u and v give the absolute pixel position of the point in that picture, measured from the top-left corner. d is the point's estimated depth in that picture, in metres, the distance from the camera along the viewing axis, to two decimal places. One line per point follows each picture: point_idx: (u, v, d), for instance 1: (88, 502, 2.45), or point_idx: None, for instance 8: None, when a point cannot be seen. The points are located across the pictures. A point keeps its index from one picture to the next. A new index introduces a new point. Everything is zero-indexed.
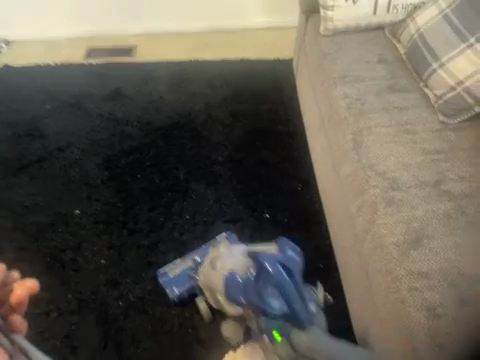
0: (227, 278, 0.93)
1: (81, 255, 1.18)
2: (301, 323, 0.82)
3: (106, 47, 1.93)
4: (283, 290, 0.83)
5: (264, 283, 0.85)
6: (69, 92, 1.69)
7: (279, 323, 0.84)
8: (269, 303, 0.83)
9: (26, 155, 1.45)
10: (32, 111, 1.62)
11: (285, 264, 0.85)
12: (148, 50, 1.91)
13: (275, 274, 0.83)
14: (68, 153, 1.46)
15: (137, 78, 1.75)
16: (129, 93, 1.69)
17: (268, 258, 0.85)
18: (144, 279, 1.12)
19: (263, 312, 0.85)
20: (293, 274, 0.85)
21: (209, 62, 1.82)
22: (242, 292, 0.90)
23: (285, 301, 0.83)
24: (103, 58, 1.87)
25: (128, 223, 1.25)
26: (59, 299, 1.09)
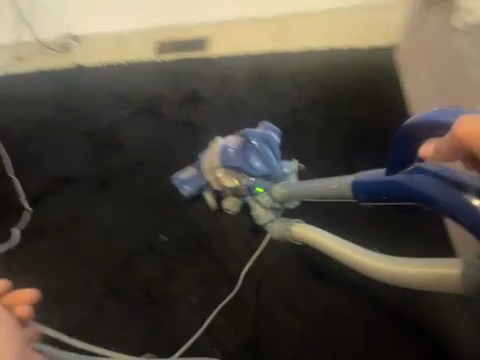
0: (224, 154, 1.21)
1: (172, 289, 1.17)
2: (274, 179, 1.23)
3: (179, 40, 1.78)
4: (263, 155, 1.20)
5: (251, 151, 1.20)
6: (143, 94, 1.58)
7: (259, 179, 1.21)
8: (253, 166, 1.20)
9: (107, 169, 1.38)
10: (107, 117, 1.54)
11: (267, 142, 1.21)
12: (225, 42, 1.73)
13: (258, 145, 1.20)
14: (149, 166, 1.37)
15: (214, 75, 1.59)
16: (206, 95, 1.54)
17: (256, 134, 1.21)
18: (238, 321, 1.13)
19: (249, 172, 1.21)
20: (272, 142, 1.21)
21: (294, 54, 1.58)
22: (234, 160, 1.20)
23: (263, 163, 1.20)
24: (174, 53, 1.73)
25: (214, 237, 1.23)
26: (156, 338, 1.12)
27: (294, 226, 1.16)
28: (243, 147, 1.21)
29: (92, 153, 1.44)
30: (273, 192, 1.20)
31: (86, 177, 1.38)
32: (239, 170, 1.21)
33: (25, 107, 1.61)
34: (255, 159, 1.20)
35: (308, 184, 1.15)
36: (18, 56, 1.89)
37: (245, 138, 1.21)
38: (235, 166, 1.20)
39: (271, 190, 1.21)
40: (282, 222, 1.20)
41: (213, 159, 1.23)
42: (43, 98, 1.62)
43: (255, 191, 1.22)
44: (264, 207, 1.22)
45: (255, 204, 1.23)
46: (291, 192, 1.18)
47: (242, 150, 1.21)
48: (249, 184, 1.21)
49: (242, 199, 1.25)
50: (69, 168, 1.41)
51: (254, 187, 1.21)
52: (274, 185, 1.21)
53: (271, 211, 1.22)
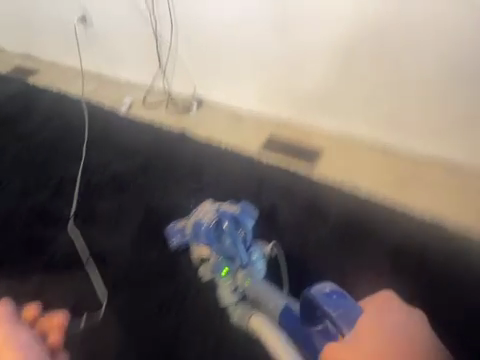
0: (198, 229, 1.16)
1: None
2: (242, 264, 1.14)
3: (289, 145, 1.64)
4: (233, 239, 1.14)
5: (222, 232, 1.16)
6: (219, 183, 1.46)
7: (228, 261, 1.14)
8: (221, 245, 1.14)
9: (140, 268, 1.23)
10: (177, 200, 1.41)
11: (238, 221, 1.16)
12: (335, 167, 1.55)
13: (229, 225, 1.15)
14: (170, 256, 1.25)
15: (301, 195, 1.40)
16: (283, 226, 1.31)
17: (228, 214, 1.16)
18: None
19: (217, 252, 1.14)
20: (243, 227, 1.17)
21: (399, 220, 1.32)
22: (205, 235, 1.15)
23: (232, 244, 1.14)
24: (278, 159, 1.59)
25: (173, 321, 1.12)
26: None
27: (251, 317, 1.04)
28: (215, 225, 1.15)
29: (133, 217, 1.37)
30: (237, 276, 1.11)
31: (108, 245, 1.29)
32: (209, 247, 1.15)
33: (118, 157, 1.63)
34: (225, 240, 1.14)
35: (267, 294, 1.09)
36: (144, 101, 1.96)
37: (218, 217, 1.16)
38: (206, 242, 1.15)
39: (236, 275, 1.12)
40: (240, 307, 1.08)
41: (190, 233, 1.19)
42: (137, 155, 1.62)
43: (221, 273, 1.14)
44: (227, 289, 1.12)
45: (222, 284, 1.12)
46: (252, 288, 1.10)
47: (216, 226, 1.15)
48: (216, 262, 1.14)
49: (212, 271, 1.16)
50: (112, 244, 1.29)
51: (220, 270, 1.13)
52: (241, 275, 1.12)
53: (235, 295, 1.11)
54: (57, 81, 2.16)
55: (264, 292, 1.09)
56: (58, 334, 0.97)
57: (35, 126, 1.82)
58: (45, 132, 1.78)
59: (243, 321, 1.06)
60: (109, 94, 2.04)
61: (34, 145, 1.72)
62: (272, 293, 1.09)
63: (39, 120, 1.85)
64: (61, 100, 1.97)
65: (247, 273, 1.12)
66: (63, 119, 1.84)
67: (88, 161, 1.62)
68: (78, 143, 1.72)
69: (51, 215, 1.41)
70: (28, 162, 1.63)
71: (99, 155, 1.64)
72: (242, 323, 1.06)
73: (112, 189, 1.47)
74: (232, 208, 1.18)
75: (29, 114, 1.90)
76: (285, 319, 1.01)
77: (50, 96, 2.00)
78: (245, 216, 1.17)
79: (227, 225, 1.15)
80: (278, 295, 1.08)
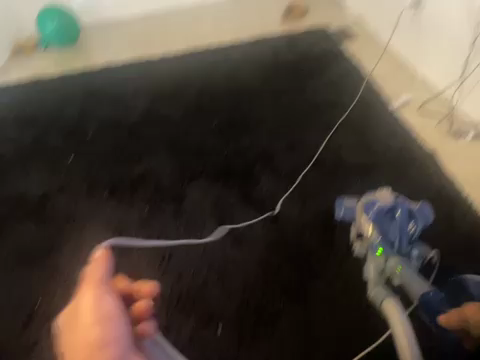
0: (373, 206, 1.16)
1: None
2: (400, 252, 1.09)
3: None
4: (402, 229, 1.10)
5: (394, 218, 1.12)
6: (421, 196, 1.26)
7: (386, 243, 1.09)
8: (385, 228, 1.11)
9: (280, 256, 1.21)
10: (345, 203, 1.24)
11: (414, 215, 1.13)
12: None
13: (403, 214, 1.12)
14: (336, 225, 1.25)
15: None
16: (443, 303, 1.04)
17: (405, 206, 1.13)
18: None
19: (380, 233, 1.11)
20: (416, 224, 1.11)
21: None
22: (374, 211, 1.14)
23: (398, 232, 1.10)
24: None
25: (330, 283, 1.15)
26: None
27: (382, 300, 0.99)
28: (390, 211, 1.13)
29: (324, 184, 1.35)
30: (389, 262, 1.06)
31: (270, 191, 1.34)
32: (373, 224, 1.13)
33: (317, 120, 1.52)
34: (392, 228, 1.11)
35: (413, 281, 1.04)
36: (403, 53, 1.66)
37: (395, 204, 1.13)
38: (373, 219, 1.13)
39: (389, 260, 1.07)
40: (379, 287, 1.06)
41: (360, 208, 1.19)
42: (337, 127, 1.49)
43: (376, 251, 1.10)
44: (374, 265, 1.10)
45: (372, 259, 1.10)
46: (403, 277, 1.04)
47: (390, 209, 1.13)
48: (376, 241, 1.10)
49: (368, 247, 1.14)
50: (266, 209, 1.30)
51: (376, 249, 1.10)
52: (396, 261, 1.06)
53: (376, 271, 1.09)
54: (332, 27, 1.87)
55: (415, 276, 1.04)
56: (148, 304, 0.73)
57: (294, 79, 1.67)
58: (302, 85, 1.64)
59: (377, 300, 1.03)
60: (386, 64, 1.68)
61: (302, 109, 1.56)
62: (420, 282, 1.03)
63: (299, 71, 1.69)
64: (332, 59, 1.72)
65: (402, 261, 1.06)
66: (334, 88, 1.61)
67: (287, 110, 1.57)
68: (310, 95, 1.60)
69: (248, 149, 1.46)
70: (254, 93, 1.62)
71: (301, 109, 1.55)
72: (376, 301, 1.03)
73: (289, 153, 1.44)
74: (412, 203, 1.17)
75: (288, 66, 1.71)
76: (427, 302, 0.99)
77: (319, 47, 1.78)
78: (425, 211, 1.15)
79: (401, 215, 1.11)
80: (424, 281, 1.04)
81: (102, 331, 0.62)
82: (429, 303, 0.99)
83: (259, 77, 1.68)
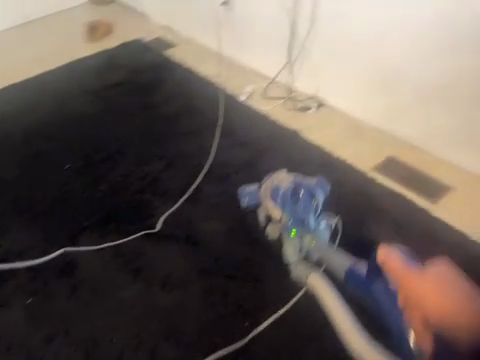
0: (277, 192, 1.29)
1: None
2: (309, 229, 1.23)
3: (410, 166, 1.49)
4: (305, 204, 1.25)
5: (295, 197, 1.26)
6: (345, 197, 1.39)
7: (297, 223, 1.24)
8: (292, 209, 1.25)
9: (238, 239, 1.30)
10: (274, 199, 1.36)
11: (313, 191, 1.27)
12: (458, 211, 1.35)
13: (303, 193, 1.26)
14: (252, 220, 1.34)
15: (414, 231, 1.30)
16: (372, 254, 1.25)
17: (306, 184, 1.27)
18: None
19: (289, 214, 1.25)
20: (317, 198, 1.26)
21: None
22: (280, 198, 1.27)
23: (296, 201, 1.26)
24: (400, 185, 1.43)
25: (258, 297, 1.18)
26: None
27: (310, 275, 1.20)
28: (292, 193, 1.26)
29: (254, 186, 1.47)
30: (303, 241, 1.23)
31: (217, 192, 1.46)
32: (279, 207, 1.27)
33: (240, 142, 1.67)
34: (299, 204, 1.25)
35: (331, 257, 1.22)
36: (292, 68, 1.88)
37: (295, 184, 1.28)
38: (280, 203, 1.27)
39: (302, 237, 1.23)
40: (305, 265, 1.22)
41: (265, 193, 1.31)
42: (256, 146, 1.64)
43: (290, 232, 1.24)
44: (293, 246, 1.24)
45: (287, 242, 1.24)
46: (317, 246, 1.23)
47: (291, 189, 1.27)
48: (287, 224, 1.25)
49: (280, 229, 1.27)
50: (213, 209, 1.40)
51: (289, 229, 1.25)
52: (307, 238, 1.23)
53: (298, 253, 1.23)
54: (224, 77, 2.07)
55: (338, 259, 1.21)
56: None
57: (182, 126, 1.77)
58: (192, 131, 1.74)
59: (304, 275, 1.20)
60: (268, 97, 1.91)
61: (198, 147, 1.66)
62: (335, 254, 1.22)
63: (189, 117, 1.82)
64: (215, 101, 1.89)
65: (314, 238, 1.23)
66: (214, 130, 1.73)
67: (213, 139, 1.70)
68: (197, 139, 1.70)
69: (142, 203, 1.44)
70: (173, 144, 1.68)
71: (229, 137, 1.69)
72: (299, 281, 1.21)
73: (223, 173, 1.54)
74: (310, 179, 1.30)
75: (178, 111, 1.85)
76: (349, 278, 1.18)
77: (202, 97, 1.92)
78: (319, 189, 1.28)
79: (303, 195, 1.26)
80: (345, 258, 1.21)
81: None
82: (351, 278, 1.18)
83: (161, 125, 1.78)
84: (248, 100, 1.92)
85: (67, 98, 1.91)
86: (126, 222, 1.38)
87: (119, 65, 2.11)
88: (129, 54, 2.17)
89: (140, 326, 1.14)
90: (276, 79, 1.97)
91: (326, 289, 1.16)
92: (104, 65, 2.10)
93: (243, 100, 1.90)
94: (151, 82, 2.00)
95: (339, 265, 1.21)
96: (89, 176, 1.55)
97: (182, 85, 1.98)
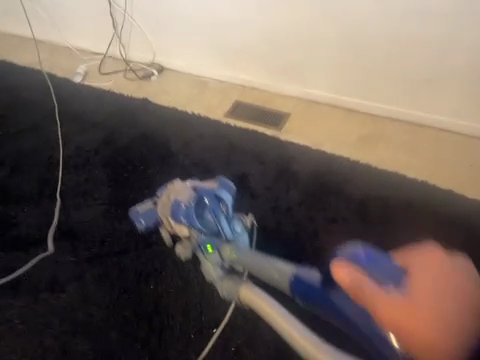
0: (177, 208, 1.07)
1: None
2: (227, 237, 1.05)
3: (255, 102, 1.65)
4: (216, 214, 1.05)
5: (203, 208, 1.07)
6: (204, 145, 1.47)
7: (210, 238, 1.06)
8: (203, 222, 1.05)
9: (119, 210, 1.28)
10: (140, 166, 1.42)
11: (219, 197, 1.08)
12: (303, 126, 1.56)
13: (209, 202, 1.06)
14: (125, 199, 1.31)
15: (272, 156, 1.43)
16: (243, 187, 1.34)
17: (208, 191, 1.08)
18: None
19: (200, 230, 1.06)
20: (225, 202, 1.08)
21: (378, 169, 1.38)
22: (183, 214, 1.06)
23: (209, 211, 1.06)
24: (244, 122, 1.59)
25: (154, 256, 1.15)
26: None
27: (240, 290, 1.03)
28: (194, 202, 1.06)
29: (117, 160, 1.44)
30: (223, 252, 1.05)
31: (82, 177, 1.38)
32: (186, 225, 1.07)
33: (86, 121, 1.58)
34: (208, 216, 1.05)
35: (261, 262, 1.04)
36: (120, 35, 1.83)
37: (197, 195, 1.07)
38: (186, 220, 1.06)
39: (221, 250, 1.05)
40: (229, 280, 1.06)
41: (164, 210, 1.12)
42: (104, 122, 1.57)
43: (206, 249, 1.07)
44: (212, 264, 1.07)
45: (207, 260, 1.07)
46: (240, 260, 1.04)
47: (195, 202, 1.06)
48: (199, 240, 1.07)
49: (193, 247, 1.11)
50: (84, 192, 1.34)
51: (204, 246, 1.07)
52: (227, 249, 1.05)
53: (222, 270, 1.06)
54: (50, 64, 1.91)
55: (261, 262, 1.04)
56: None
57: (18, 124, 1.58)
58: (31, 125, 1.57)
59: (232, 292, 1.05)
60: (104, 72, 1.83)
61: (43, 139, 1.52)
62: (268, 264, 1.04)
63: (23, 113, 1.62)
64: (48, 90, 1.71)
65: (233, 247, 1.05)
66: (56, 119, 1.58)
67: (56, 127, 1.56)
68: (40, 132, 1.55)
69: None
70: (15, 144, 1.50)
71: (73, 120, 1.58)
72: (231, 294, 1.06)
73: (80, 157, 1.45)
74: (211, 184, 1.11)
75: (9, 110, 1.64)
76: (295, 286, 0.98)
77: (31, 87, 1.73)
78: (224, 192, 1.08)
79: (208, 206, 1.06)
80: (284, 264, 1.03)
81: None
82: (298, 285, 0.97)
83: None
84: (85, 80, 1.80)
85: None
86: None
87: None
88: None
89: (36, 334, 1.01)
90: (108, 53, 1.89)
91: (262, 297, 0.99)
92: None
93: (79, 82, 1.77)
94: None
95: (275, 274, 1.02)
96: None
97: (4, 81, 1.75)
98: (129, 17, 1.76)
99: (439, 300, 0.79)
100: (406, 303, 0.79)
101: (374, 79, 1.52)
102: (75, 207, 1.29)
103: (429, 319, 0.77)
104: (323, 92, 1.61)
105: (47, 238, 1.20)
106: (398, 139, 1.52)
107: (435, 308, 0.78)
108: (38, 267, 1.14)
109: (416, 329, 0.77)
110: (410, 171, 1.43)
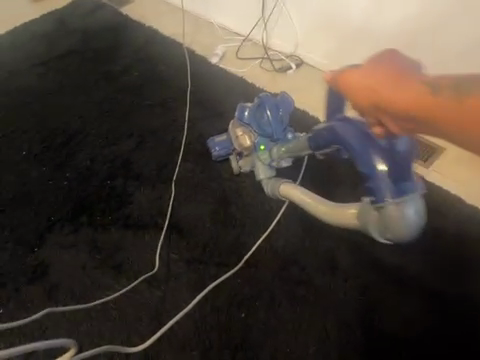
0: (242, 115, 1.22)
1: None
2: (278, 140, 1.20)
3: None
4: (272, 118, 1.18)
5: (262, 114, 1.19)
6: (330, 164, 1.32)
7: (264, 139, 1.21)
8: (262, 126, 1.19)
9: (226, 214, 1.22)
10: None
11: (279, 105, 1.20)
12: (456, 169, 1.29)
13: (270, 111, 1.19)
14: (235, 205, 1.24)
15: None
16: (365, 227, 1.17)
17: (269, 101, 1.19)
18: None
19: (257, 132, 1.20)
20: (282, 110, 1.19)
21: None
22: (249, 118, 1.21)
23: (267, 114, 1.19)
24: None
25: (253, 282, 1.08)
26: None
27: (280, 185, 1.17)
28: (256, 109, 1.20)
29: None
30: (272, 151, 1.20)
31: (198, 170, 1.35)
32: (248, 130, 1.22)
33: (213, 109, 1.53)
34: (266, 121, 1.18)
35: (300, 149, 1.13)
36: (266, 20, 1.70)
37: (260, 101, 1.20)
38: (247, 124, 1.21)
39: (272, 150, 1.20)
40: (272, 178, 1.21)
41: (234, 128, 1.24)
42: (231, 114, 1.51)
43: (259, 149, 1.22)
44: (263, 163, 1.22)
45: (258, 159, 1.23)
46: (288, 150, 1.16)
47: (256, 108, 1.20)
48: (255, 142, 1.21)
49: (252, 157, 1.24)
50: (196, 186, 1.30)
51: (257, 146, 1.22)
52: (276, 148, 1.19)
53: (269, 169, 1.23)
54: (191, 38, 1.89)
55: (296, 141, 1.14)
56: None
57: (151, 97, 1.61)
58: (162, 102, 1.58)
59: (275, 189, 1.19)
60: (240, 57, 1.75)
61: (170, 120, 1.52)
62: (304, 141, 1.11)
63: (158, 87, 1.64)
64: (184, 67, 1.70)
65: (281, 145, 1.19)
66: (186, 101, 1.57)
67: (185, 109, 1.55)
68: (169, 112, 1.55)
69: (114, 189, 1.31)
70: (146, 119, 1.53)
71: (202, 106, 1.55)
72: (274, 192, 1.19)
73: (201, 147, 1.41)
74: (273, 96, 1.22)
75: (146, 82, 1.67)
76: (312, 140, 1.05)
77: (169, 60, 1.74)
78: (283, 102, 1.20)
79: (267, 115, 1.18)
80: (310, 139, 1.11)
81: None
82: (316, 138, 1.03)
83: (131, 98, 1.61)
84: (220, 62, 1.75)
85: (34, 69, 1.74)
86: (110, 204, 1.27)
87: (85, 26, 1.92)
88: (102, 12, 1.99)
89: (129, 328, 1.03)
90: (249, 36, 1.79)
91: (303, 192, 1.11)
92: (58, 32, 1.89)
93: (216, 64, 1.72)
94: (111, 47, 1.82)
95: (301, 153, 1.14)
96: (63, 159, 1.41)
97: (147, 50, 1.79)
98: (281, 1, 1.61)
99: (406, 71, 0.66)
100: (379, 76, 0.66)
101: None
102: (185, 201, 1.26)
103: (414, 99, 0.60)
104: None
105: (155, 227, 1.20)
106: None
107: (414, 93, 0.61)
108: (140, 256, 1.15)
109: (391, 96, 0.63)
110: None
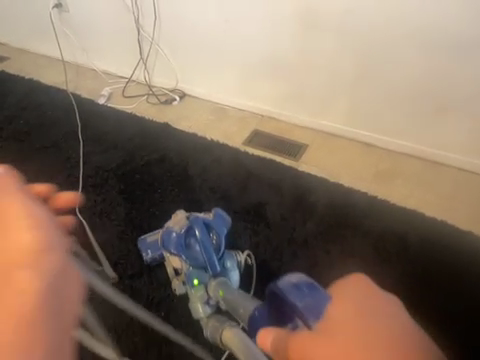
0: (171, 238, 1.07)
1: None
2: (215, 273, 1.05)
3: (273, 131, 1.68)
4: (204, 246, 1.05)
5: (193, 239, 1.06)
6: (221, 171, 1.50)
7: (199, 272, 1.05)
8: (194, 255, 1.06)
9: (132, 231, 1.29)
10: (158, 190, 1.44)
11: (211, 228, 1.09)
12: (322, 158, 1.57)
13: (200, 234, 1.06)
14: (140, 221, 1.33)
15: (289, 187, 1.43)
16: (257, 217, 1.36)
17: (199, 221, 1.08)
18: None
19: (189, 261, 1.06)
20: (215, 233, 1.09)
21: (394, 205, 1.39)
22: (175, 245, 1.06)
23: (201, 245, 1.05)
24: (262, 151, 1.61)
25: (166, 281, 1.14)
26: None
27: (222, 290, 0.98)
28: (186, 234, 1.07)
29: (135, 182, 1.47)
30: (209, 287, 1.02)
31: (100, 198, 1.41)
32: (176, 255, 1.07)
33: (107, 142, 1.62)
34: (197, 249, 1.05)
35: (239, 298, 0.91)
36: (145, 61, 1.88)
37: (189, 224, 1.07)
38: (174, 251, 1.06)
39: (208, 286, 1.03)
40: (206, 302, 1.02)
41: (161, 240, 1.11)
42: (125, 143, 1.61)
43: (192, 283, 1.05)
44: (199, 300, 1.03)
45: (193, 295, 1.05)
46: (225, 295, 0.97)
47: (186, 233, 1.06)
48: (187, 273, 1.06)
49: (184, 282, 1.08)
50: (100, 212, 1.36)
51: (191, 281, 1.06)
52: (214, 284, 1.02)
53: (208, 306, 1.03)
54: (75, 85, 1.98)
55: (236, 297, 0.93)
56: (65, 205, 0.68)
57: (41, 141, 1.64)
58: (52, 143, 1.61)
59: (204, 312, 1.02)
60: (127, 96, 1.88)
61: (64, 158, 1.56)
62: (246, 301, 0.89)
63: (47, 131, 1.67)
64: (72, 110, 1.77)
65: (219, 282, 1.01)
66: (78, 138, 1.63)
67: (78, 146, 1.61)
68: (62, 151, 1.59)
69: None
70: (38, 161, 1.55)
71: (95, 141, 1.63)
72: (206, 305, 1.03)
73: (99, 177, 1.48)
74: (206, 215, 1.11)
75: (34, 128, 1.69)
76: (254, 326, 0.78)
77: (55, 106, 1.79)
78: (217, 224, 1.09)
79: (199, 240, 1.05)
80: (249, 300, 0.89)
81: (39, 236, 0.40)
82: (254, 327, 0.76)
83: (20, 145, 1.62)
84: (108, 102, 1.86)
85: None
86: None
87: None
88: None
89: None
90: (133, 77, 1.95)
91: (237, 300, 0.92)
92: None
93: (104, 104, 1.83)
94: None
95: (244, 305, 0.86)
96: None
97: (30, 99, 1.82)
98: (155, 44, 1.82)
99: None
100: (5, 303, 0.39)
101: (391, 113, 1.53)
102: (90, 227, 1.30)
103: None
104: (340, 125, 1.63)
105: None
106: (419, 175, 1.51)
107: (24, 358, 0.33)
108: None
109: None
110: (430, 208, 1.42)
